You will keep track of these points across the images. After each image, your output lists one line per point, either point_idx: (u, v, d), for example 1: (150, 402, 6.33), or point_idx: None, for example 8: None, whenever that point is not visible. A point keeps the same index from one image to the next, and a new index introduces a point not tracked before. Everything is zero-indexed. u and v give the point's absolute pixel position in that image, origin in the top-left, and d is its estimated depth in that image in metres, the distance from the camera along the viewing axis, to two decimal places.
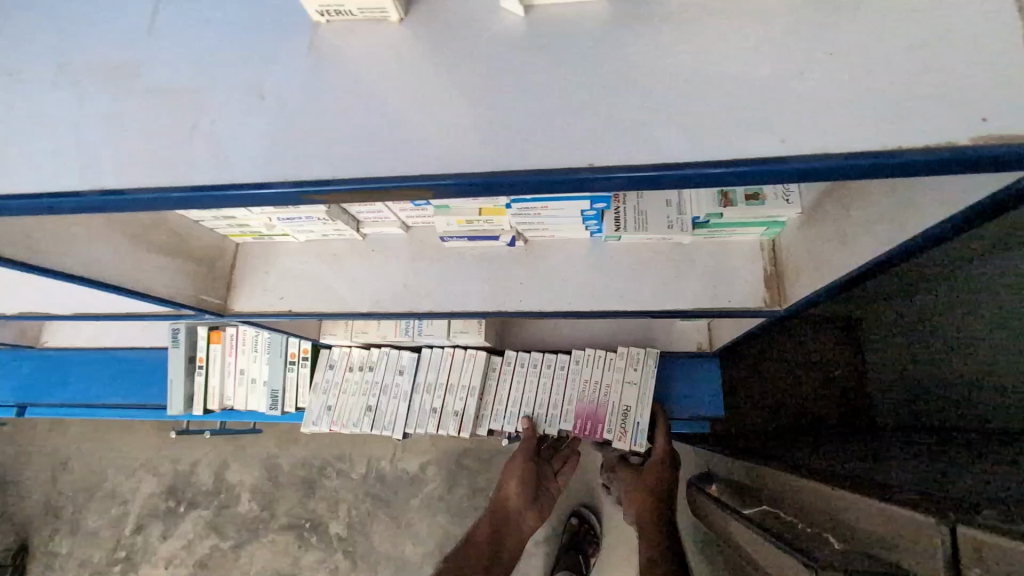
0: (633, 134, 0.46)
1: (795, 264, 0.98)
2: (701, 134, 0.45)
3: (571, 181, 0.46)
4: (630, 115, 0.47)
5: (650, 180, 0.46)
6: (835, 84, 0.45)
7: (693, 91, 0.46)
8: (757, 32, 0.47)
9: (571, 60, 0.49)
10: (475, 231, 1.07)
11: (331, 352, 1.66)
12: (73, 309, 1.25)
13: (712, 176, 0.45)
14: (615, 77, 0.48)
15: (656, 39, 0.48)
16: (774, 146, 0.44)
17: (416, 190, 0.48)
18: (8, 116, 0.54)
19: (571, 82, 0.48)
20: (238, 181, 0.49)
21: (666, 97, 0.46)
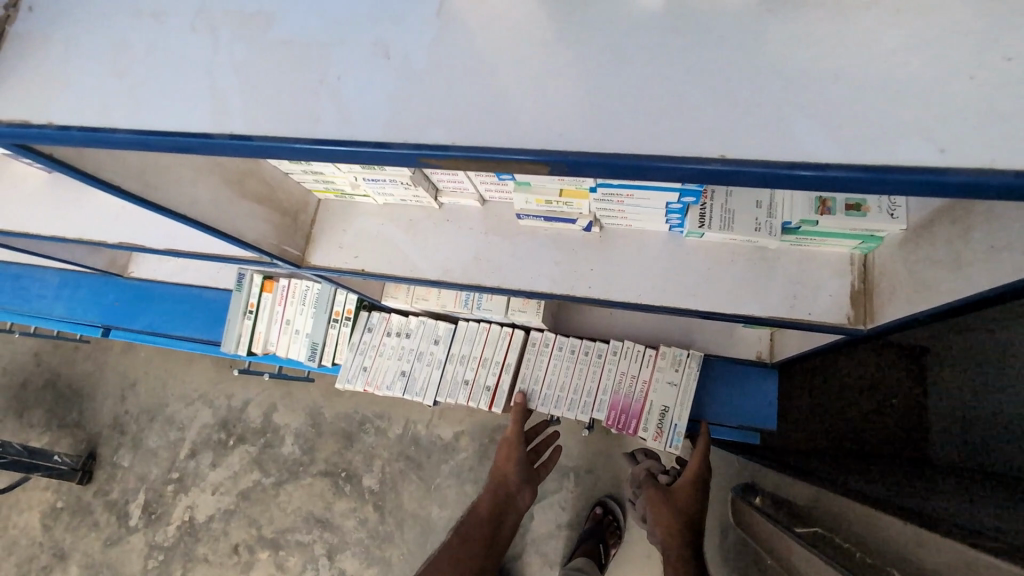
0: (765, 129, 0.44)
1: (890, 283, 0.93)
2: (848, 135, 0.43)
3: (702, 171, 0.44)
4: (765, 106, 0.44)
5: (786, 177, 0.44)
6: (1012, 92, 0.41)
7: (846, 88, 0.44)
8: (922, 29, 0.44)
9: (715, 43, 0.46)
10: (552, 211, 1.06)
11: (369, 315, 1.71)
12: (165, 244, 1.34)
13: (853, 181, 0.43)
14: (760, 65, 0.45)
15: (810, 28, 0.45)
16: (930, 156, 0.42)
17: (535, 166, 0.48)
18: (144, 56, 0.56)
19: (713, 65, 0.46)
20: (359, 138, 0.50)
21: (812, 91, 0.44)
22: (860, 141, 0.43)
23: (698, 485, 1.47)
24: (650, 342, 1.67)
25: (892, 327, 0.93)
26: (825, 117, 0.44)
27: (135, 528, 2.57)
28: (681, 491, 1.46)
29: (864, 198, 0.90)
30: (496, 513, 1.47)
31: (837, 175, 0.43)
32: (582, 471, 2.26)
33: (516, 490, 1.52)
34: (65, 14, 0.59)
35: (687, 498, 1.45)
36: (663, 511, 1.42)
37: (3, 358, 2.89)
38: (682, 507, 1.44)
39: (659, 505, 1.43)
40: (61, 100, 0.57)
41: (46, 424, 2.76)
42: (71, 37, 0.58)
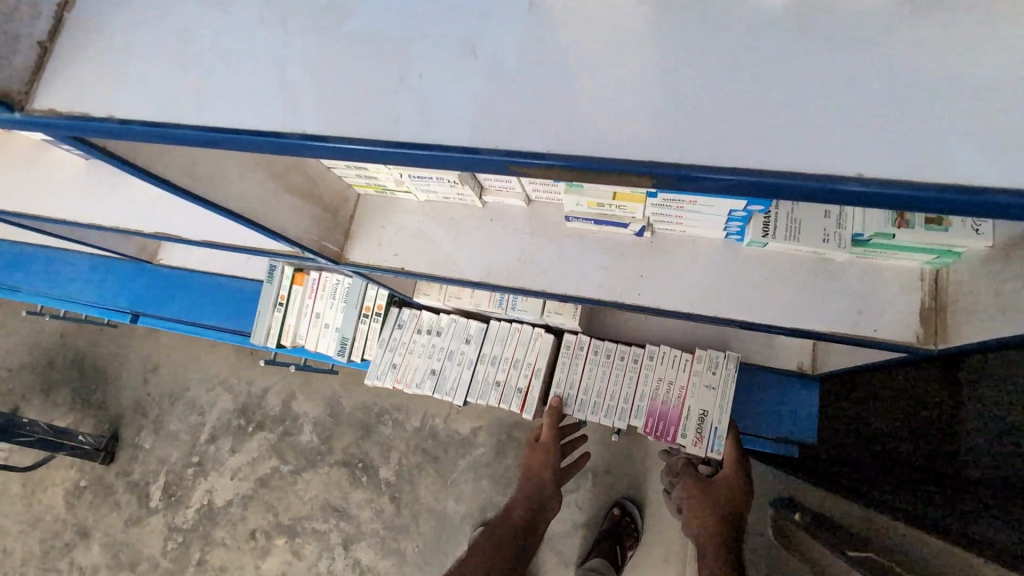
0: (877, 151, 0.43)
1: (970, 302, 0.87)
2: (998, 155, 0.42)
3: (836, 190, 0.43)
4: (902, 124, 0.43)
5: (929, 201, 0.43)
6: None
7: (990, 106, 0.42)
8: None
9: (841, 57, 0.45)
10: (603, 214, 1.02)
11: (400, 312, 1.70)
12: (203, 236, 1.32)
13: (1008, 207, 0.41)
14: (892, 79, 0.44)
15: (946, 43, 0.44)
16: None
17: (637, 177, 0.46)
18: (209, 46, 0.54)
19: (842, 80, 0.45)
20: (446, 143, 0.49)
21: (949, 110, 0.43)
22: (981, 162, 0.42)
23: (737, 478, 1.40)
24: (685, 347, 1.62)
25: (970, 350, 0.88)
26: (945, 138, 0.43)
27: (155, 510, 2.59)
28: (720, 483, 1.40)
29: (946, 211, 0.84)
30: (531, 518, 1.46)
31: (991, 199, 0.41)
32: (601, 471, 2.22)
33: (550, 497, 1.51)
34: (128, 2, 0.56)
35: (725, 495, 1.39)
36: (699, 503, 1.40)
37: (29, 336, 2.91)
38: (720, 500, 1.39)
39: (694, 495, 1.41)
40: (124, 93, 0.54)
41: (70, 403, 2.79)
42: (130, 23, 0.56)
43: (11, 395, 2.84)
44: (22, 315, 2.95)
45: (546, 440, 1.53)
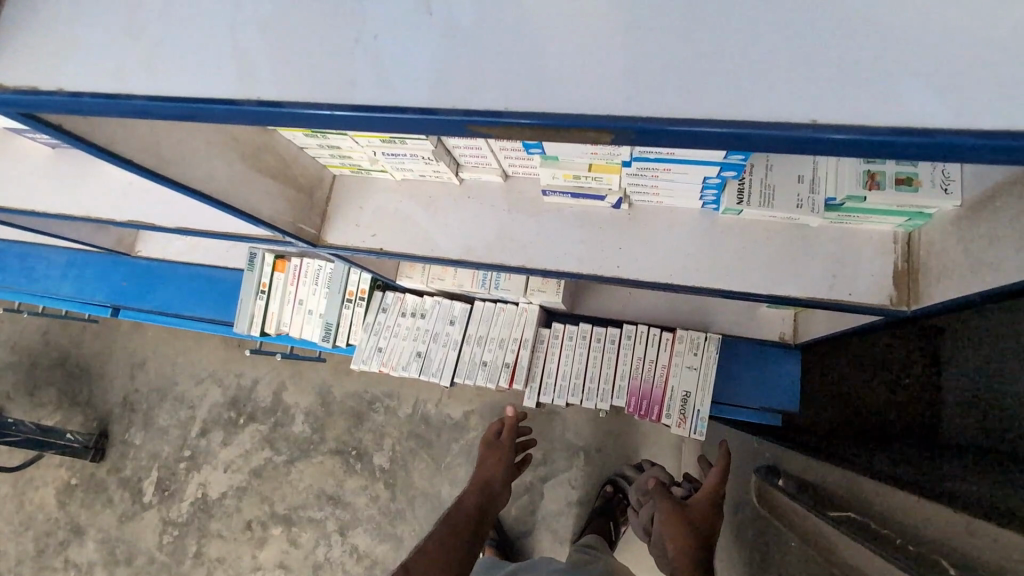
0: (829, 94, 0.44)
1: (939, 263, 0.89)
2: (950, 96, 0.42)
3: (792, 138, 0.44)
4: (856, 68, 0.43)
5: (884, 146, 0.43)
6: None
7: (943, 44, 0.43)
8: None
9: (795, 3, 0.45)
10: (580, 187, 1.02)
11: (384, 296, 1.70)
12: (177, 223, 1.30)
13: (961, 147, 0.42)
14: (846, 23, 0.44)
15: None
16: None
17: (597, 133, 0.47)
18: (161, 10, 0.53)
19: (794, 27, 0.45)
20: (405, 105, 0.48)
21: (901, 50, 0.43)
22: (935, 103, 0.42)
23: (714, 506, 1.35)
24: (668, 321, 1.63)
25: (938, 309, 0.89)
26: (904, 80, 0.43)
27: (149, 505, 2.58)
28: (699, 508, 1.34)
29: (916, 172, 0.85)
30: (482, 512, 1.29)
31: (942, 141, 0.42)
32: (593, 450, 2.25)
33: (499, 492, 1.38)
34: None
35: (702, 517, 1.32)
36: (679, 527, 1.28)
37: (11, 336, 2.87)
38: (696, 524, 1.30)
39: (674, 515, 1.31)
40: (71, 63, 0.53)
41: (57, 402, 2.76)
42: None
43: None
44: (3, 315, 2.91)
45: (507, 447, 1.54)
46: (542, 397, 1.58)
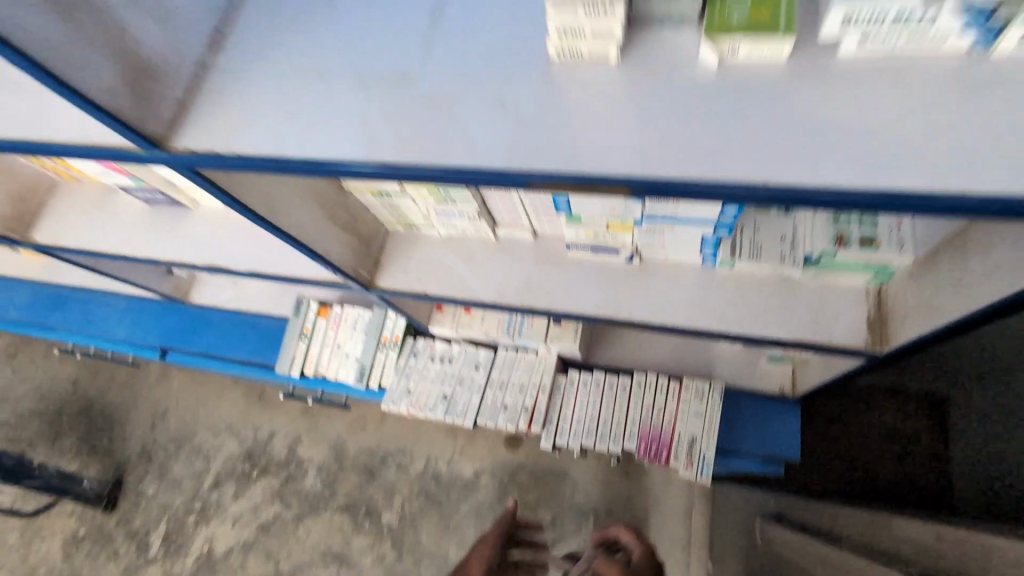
0: (784, 165, 0.60)
1: (903, 310, 1.05)
2: (868, 169, 0.59)
3: (754, 197, 0.60)
4: (801, 149, 0.61)
5: (825, 204, 0.59)
6: (979, 137, 0.57)
7: (862, 133, 0.60)
8: (917, 95, 0.60)
9: (757, 106, 0.64)
10: (598, 242, 1.23)
11: (415, 341, 1.87)
12: (252, 266, 1.52)
13: (878, 203, 0.58)
14: (792, 120, 0.62)
15: (833, 96, 0.62)
16: (931, 184, 0.57)
17: (619, 189, 0.65)
18: (317, 103, 0.77)
19: (756, 121, 0.63)
20: (485, 167, 0.69)
21: (831, 137, 0.61)
22: (854, 174, 0.59)
23: None
24: (675, 372, 1.77)
25: (904, 348, 1.04)
26: (833, 162, 0.60)
27: (154, 559, 2.62)
28: None
29: (876, 234, 1.04)
30: None
31: (863, 200, 0.58)
32: (601, 512, 2.30)
33: None
34: (251, 76, 0.79)
35: None
36: None
37: (43, 382, 3.04)
38: None
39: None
40: (249, 136, 0.76)
41: (77, 450, 2.87)
42: (255, 89, 0.78)
43: (18, 442, 2.92)
44: (39, 361, 3.09)
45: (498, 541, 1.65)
46: (557, 440, 1.70)
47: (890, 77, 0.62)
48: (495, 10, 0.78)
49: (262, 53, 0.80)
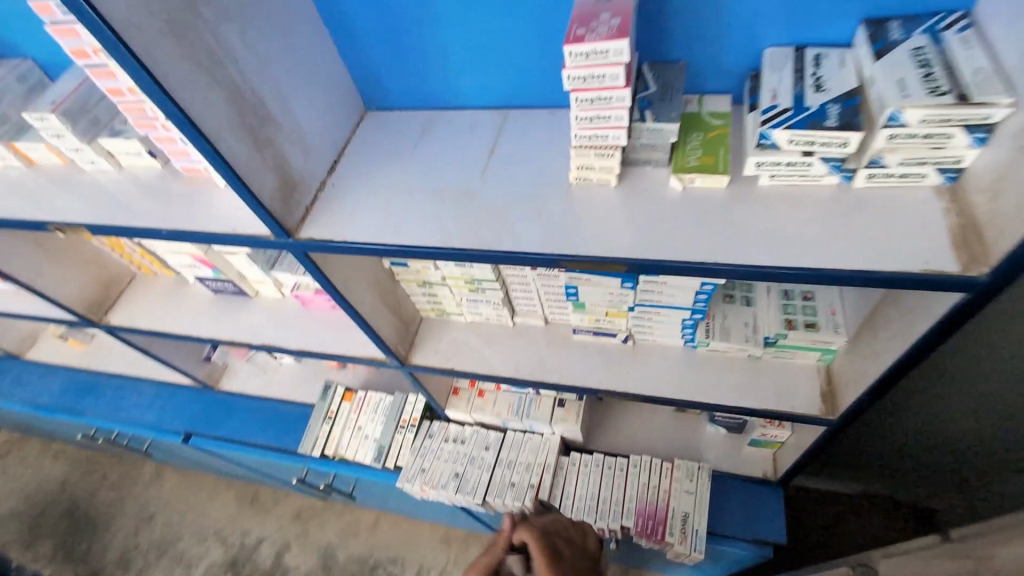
0: (728, 252, 0.90)
1: (846, 380, 1.29)
2: (785, 253, 0.88)
3: (711, 270, 0.89)
4: (739, 241, 0.91)
5: (758, 275, 0.88)
6: (854, 234, 0.87)
7: (779, 231, 0.91)
8: (814, 208, 0.92)
9: (709, 214, 0.96)
10: (599, 326, 1.52)
11: (431, 424, 2.04)
12: (300, 346, 1.77)
13: (793, 274, 0.86)
14: (732, 223, 0.94)
15: (758, 209, 0.94)
16: (823, 262, 0.85)
17: (619, 265, 0.94)
18: (406, 208, 1.09)
19: (709, 223, 0.95)
20: (527, 251, 0.99)
21: (758, 233, 0.91)
22: (774, 255, 0.88)
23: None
24: (667, 456, 1.95)
25: (850, 412, 1.26)
26: (759, 250, 0.90)
27: None
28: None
29: (817, 319, 1.32)
30: None
31: (782, 273, 0.86)
32: None
33: None
34: (358, 193, 1.13)
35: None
36: None
37: (29, 483, 3.08)
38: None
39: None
40: (355, 229, 1.07)
41: (51, 555, 2.82)
42: (362, 199, 1.12)
43: None
44: (32, 463, 3.15)
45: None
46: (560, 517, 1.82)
47: (794, 199, 0.94)
48: (530, 155, 1.13)
49: (368, 177, 1.15)
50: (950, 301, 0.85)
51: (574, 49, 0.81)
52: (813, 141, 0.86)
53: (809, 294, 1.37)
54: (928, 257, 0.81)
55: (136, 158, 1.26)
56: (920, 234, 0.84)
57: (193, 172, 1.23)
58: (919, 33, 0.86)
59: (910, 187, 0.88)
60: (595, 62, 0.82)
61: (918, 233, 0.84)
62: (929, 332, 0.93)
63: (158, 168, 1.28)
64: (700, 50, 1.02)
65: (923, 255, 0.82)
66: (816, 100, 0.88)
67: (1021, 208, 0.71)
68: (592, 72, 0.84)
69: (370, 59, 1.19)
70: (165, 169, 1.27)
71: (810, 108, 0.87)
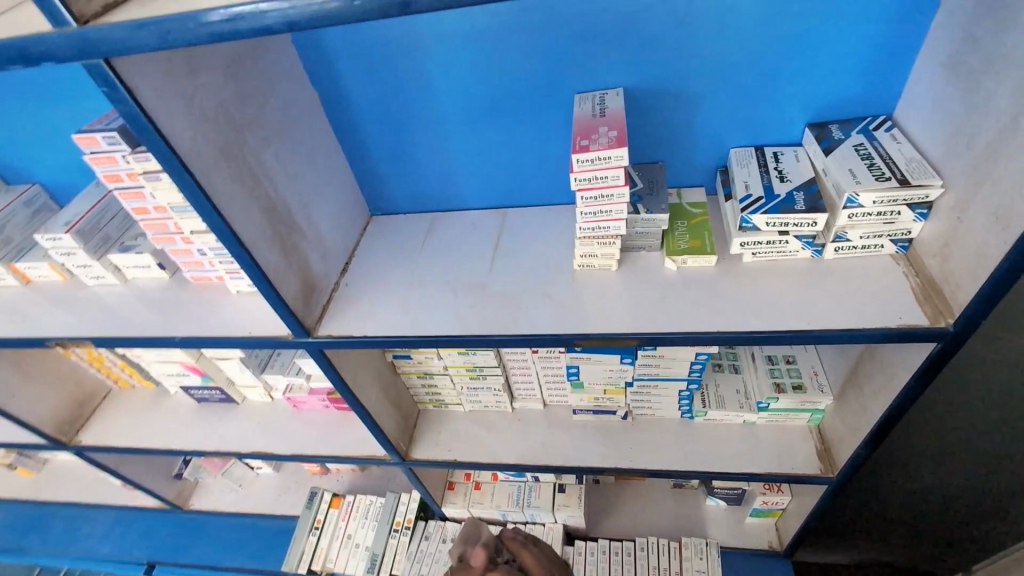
0: (728, 320, 1.00)
1: (838, 437, 1.37)
2: (779, 319, 0.98)
3: (715, 338, 0.98)
4: (736, 310, 1.01)
5: (758, 340, 0.97)
6: (835, 298, 0.99)
7: (769, 300, 1.02)
8: (794, 278, 1.04)
9: (705, 289, 1.07)
10: (598, 405, 1.56)
11: (426, 524, 1.95)
12: (292, 450, 1.71)
13: (789, 337, 0.96)
14: (727, 295, 1.04)
15: (747, 282, 1.05)
16: (814, 323, 0.96)
17: (631, 340, 1.02)
18: (423, 300, 1.15)
19: (706, 297, 1.05)
20: (543, 332, 1.05)
21: (751, 303, 1.02)
22: (769, 321, 0.98)
23: None
24: (672, 535, 1.91)
25: (849, 468, 1.33)
26: (755, 317, 1.00)
27: None
28: None
29: (803, 381, 1.42)
30: None
31: (779, 336, 0.96)
32: None
33: None
34: (373, 290, 1.18)
35: None
36: None
37: None
38: None
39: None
40: (375, 322, 1.12)
41: None
42: (378, 294, 1.17)
43: None
44: None
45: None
46: None
47: (777, 271, 1.06)
48: (532, 246, 1.23)
49: (383, 274, 1.22)
50: (923, 352, 0.97)
51: (581, 156, 0.94)
52: (786, 223, 1.00)
53: (791, 358, 1.48)
54: (902, 314, 0.93)
55: (142, 271, 1.29)
56: (890, 294, 0.97)
57: (202, 280, 1.27)
58: (856, 132, 1.04)
59: (872, 256, 1.03)
60: (599, 166, 0.95)
61: (888, 293, 0.97)
62: (913, 381, 1.03)
63: (165, 278, 1.30)
64: (675, 151, 1.19)
65: (897, 311, 0.94)
66: (783, 189, 1.03)
67: (972, 267, 0.85)
68: (596, 174, 0.96)
69: (378, 171, 1.30)
70: (173, 279, 1.30)
71: (780, 195, 1.02)
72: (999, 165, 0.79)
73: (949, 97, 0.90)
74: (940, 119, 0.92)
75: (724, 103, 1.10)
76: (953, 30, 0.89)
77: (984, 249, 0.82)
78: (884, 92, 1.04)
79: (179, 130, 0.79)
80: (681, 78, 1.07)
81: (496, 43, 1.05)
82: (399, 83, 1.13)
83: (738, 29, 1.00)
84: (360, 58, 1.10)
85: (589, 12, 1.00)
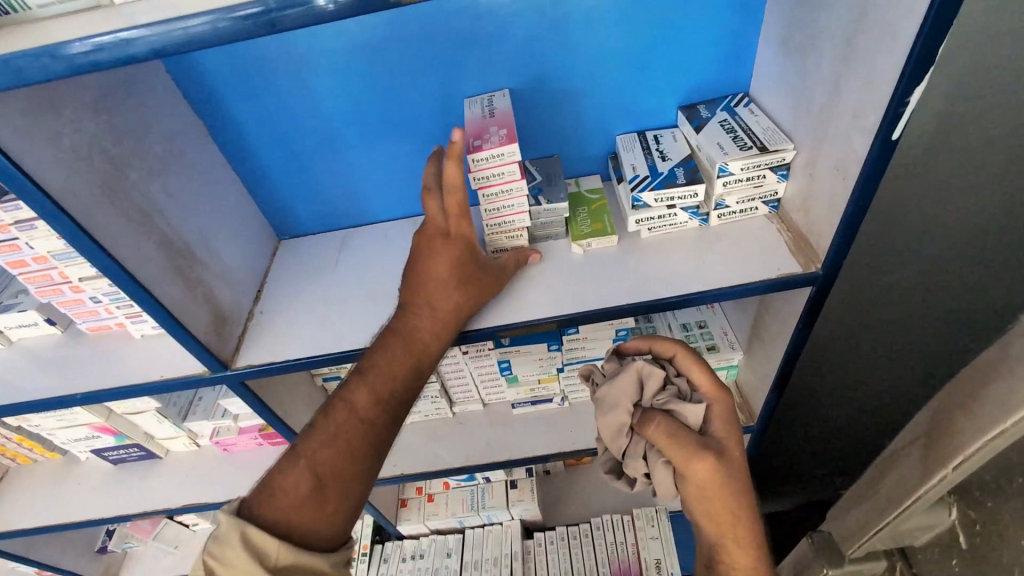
0: (634, 293, 1.08)
1: (753, 387, 1.49)
2: (677, 285, 1.07)
3: (625, 311, 1.06)
4: (640, 282, 1.09)
5: (662, 307, 1.05)
6: (722, 259, 1.09)
7: (667, 269, 1.10)
8: (687, 246, 1.13)
9: (610, 267, 1.14)
10: (535, 396, 1.61)
11: (383, 547, 1.92)
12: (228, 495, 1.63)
13: (687, 299, 1.05)
14: (631, 270, 1.12)
15: (647, 255, 1.14)
16: (707, 285, 1.06)
17: (548, 323, 1.07)
18: (343, 315, 1.14)
19: (612, 274, 1.12)
20: (468, 329, 1.09)
21: (653, 274, 1.11)
22: (670, 289, 1.07)
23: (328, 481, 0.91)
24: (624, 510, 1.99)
25: (766, 412, 1.45)
26: (658, 286, 1.08)
27: None
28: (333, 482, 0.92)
29: (716, 343, 1.52)
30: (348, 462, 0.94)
31: (679, 299, 1.05)
32: None
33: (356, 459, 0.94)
34: (289, 313, 1.16)
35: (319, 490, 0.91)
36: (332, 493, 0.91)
37: None
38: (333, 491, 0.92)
39: (731, 427, 0.89)
40: (296, 345, 1.10)
41: None
42: (296, 317, 1.15)
43: None
44: None
45: (433, 229, 1.03)
46: None
47: (672, 242, 1.15)
48: None
49: (298, 297, 1.20)
50: (803, 298, 1.10)
51: (476, 156, 0.98)
52: (671, 197, 1.09)
53: (702, 323, 1.57)
54: (779, 264, 1.05)
55: (29, 330, 1.19)
56: (767, 249, 1.08)
57: (99, 330, 1.19)
58: (720, 110, 1.16)
59: (751, 218, 1.14)
60: (494, 163, 0.99)
61: (766, 249, 1.08)
62: (800, 325, 1.16)
63: (57, 334, 1.21)
64: (568, 144, 1.26)
65: (775, 263, 1.05)
66: (665, 167, 1.13)
67: (826, 214, 0.97)
68: (493, 171, 1.01)
69: (279, 195, 1.27)
70: (66, 334, 1.21)
71: (663, 173, 1.12)
72: (832, 123, 0.91)
73: (786, 71, 1.03)
74: (784, 90, 1.05)
75: (604, 94, 1.18)
76: (780, 13, 1.01)
77: (833, 197, 0.94)
78: (739, 72, 1.16)
79: (49, 171, 0.76)
80: (560, 74, 1.14)
81: (379, 55, 1.07)
82: (284, 100, 1.12)
83: (602, 26, 1.08)
84: (240, 80, 1.08)
85: (465, 18, 1.05)
